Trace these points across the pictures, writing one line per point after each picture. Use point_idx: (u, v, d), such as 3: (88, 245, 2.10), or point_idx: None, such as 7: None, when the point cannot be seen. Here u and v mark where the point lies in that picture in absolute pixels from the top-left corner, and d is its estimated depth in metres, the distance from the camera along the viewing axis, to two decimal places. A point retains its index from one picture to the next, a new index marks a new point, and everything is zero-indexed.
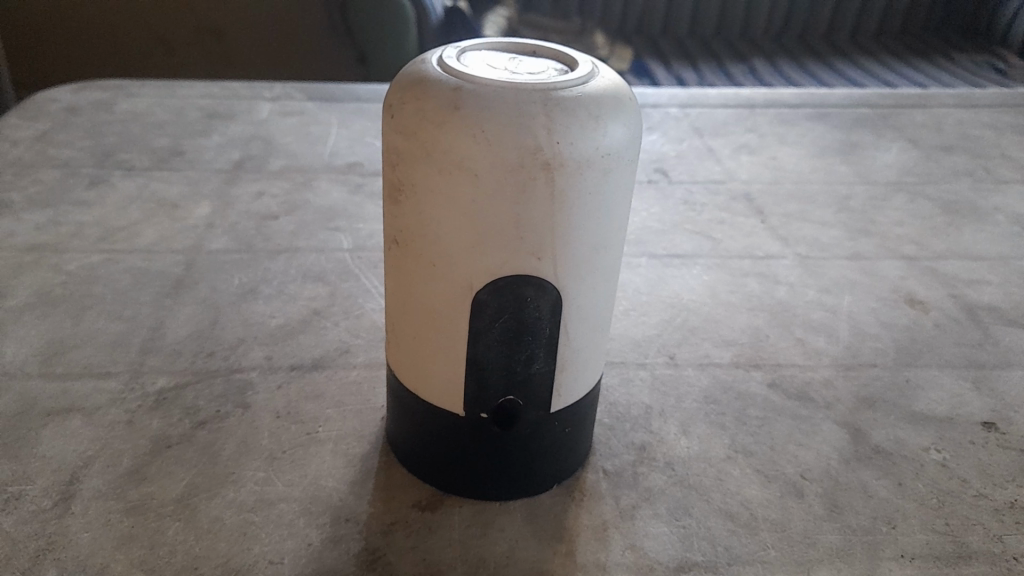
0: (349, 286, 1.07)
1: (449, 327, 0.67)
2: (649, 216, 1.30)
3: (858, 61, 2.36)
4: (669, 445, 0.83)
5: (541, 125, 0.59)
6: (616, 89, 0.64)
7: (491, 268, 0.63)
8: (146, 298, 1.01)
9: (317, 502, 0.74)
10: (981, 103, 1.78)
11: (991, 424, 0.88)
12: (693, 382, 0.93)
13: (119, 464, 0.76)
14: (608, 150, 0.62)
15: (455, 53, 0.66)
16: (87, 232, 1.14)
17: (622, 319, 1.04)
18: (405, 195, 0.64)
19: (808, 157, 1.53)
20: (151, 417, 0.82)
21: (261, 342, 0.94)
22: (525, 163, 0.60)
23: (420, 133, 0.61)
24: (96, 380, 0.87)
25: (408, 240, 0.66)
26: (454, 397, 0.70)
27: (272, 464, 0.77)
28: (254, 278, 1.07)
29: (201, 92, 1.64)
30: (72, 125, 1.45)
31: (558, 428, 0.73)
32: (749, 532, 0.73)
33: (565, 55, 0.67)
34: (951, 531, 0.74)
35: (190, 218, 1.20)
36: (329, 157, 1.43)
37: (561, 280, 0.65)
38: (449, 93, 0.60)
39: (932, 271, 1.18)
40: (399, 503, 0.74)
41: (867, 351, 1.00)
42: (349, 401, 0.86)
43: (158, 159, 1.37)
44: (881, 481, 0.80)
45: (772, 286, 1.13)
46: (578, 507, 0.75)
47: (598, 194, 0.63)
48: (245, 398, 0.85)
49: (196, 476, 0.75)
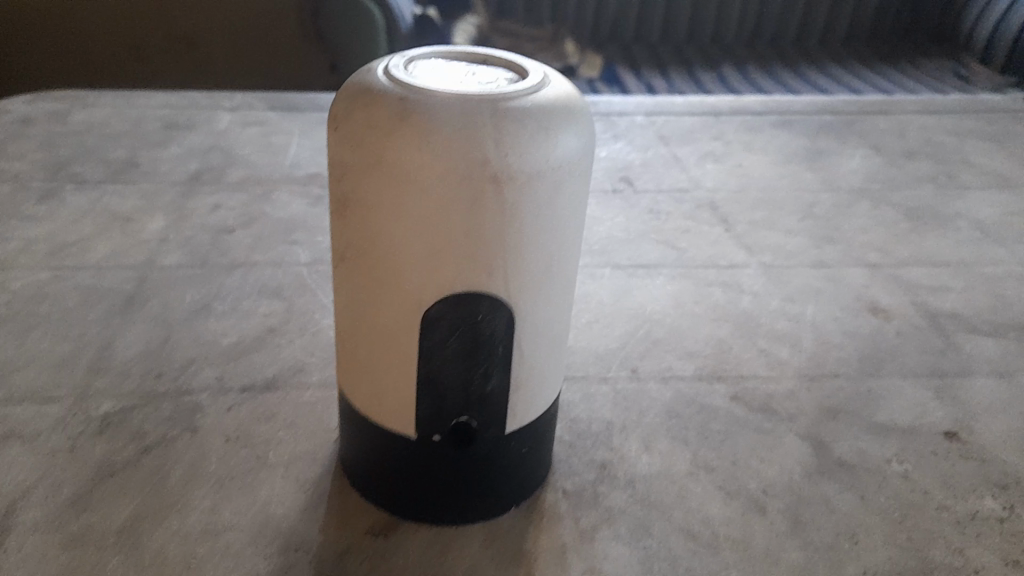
0: (305, 301, 1.04)
1: (400, 346, 0.65)
2: (614, 226, 1.29)
3: (827, 67, 2.37)
4: (630, 462, 0.82)
5: (490, 137, 0.57)
6: (568, 100, 0.62)
7: (442, 284, 0.62)
8: (96, 316, 0.98)
9: (267, 530, 0.71)
10: (943, 109, 1.79)
11: (954, 433, 0.88)
12: (655, 396, 0.91)
13: (59, 493, 0.73)
14: (560, 162, 0.60)
15: (402, 63, 0.64)
16: (36, 248, 1.11)
17: (585, 331, 1.02)
18: (351, 211, 0.62)
19: (775, 164, 1.53)
20: (95, 443, 0.79)
21: (213, 361, 0.92)
22: (474, 177, 0.58)
23: (364, 147, 0.59)
24: (40, 404, 0.84)
25: (357, 256, 0.63)
26: (407, 417, 0.68)
27: (220, 491, 0.75)
28: (209, 294, 1.04)
29: (160, 101, 1.61)
30: (24, 137, 1.41)
31: (514, 447, 0.71)
32: (710, 551, 0.72)
33: (516, 64, 0.65)
34: (914, 546, 0.74)
35: (144, 232, 1.17)
36: (291, 168, 1.40)
37: (513, 297, 0.63)
38: (395, 104, 0.59)
39: (896, 279, 1.18)
40: (351, 527, 0.72)
41: (831, 360, 1.00)
42: (303, 422, 0.84)
43: (114, 171, 1.34)
44: (844, 495, 0.79)
45: (737, 295, 1.12)
46: (536, 529, 0.73)
47: (551, 206, 0.61)
48: (194, 421, 0.83)
49: (140, 504, 0.73)
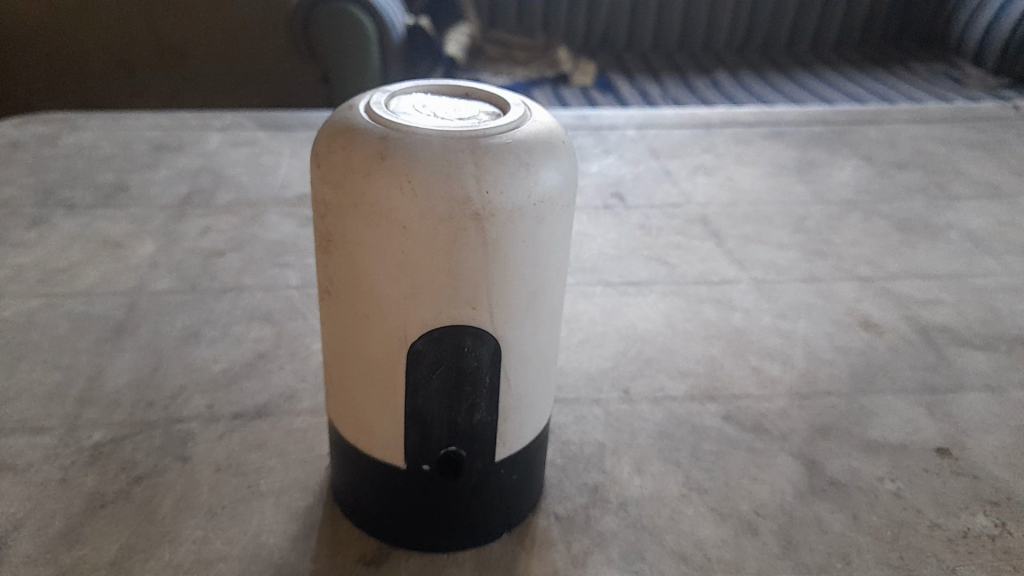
0: (296, 325, 1.04)
1: (386, 380, 0.65)
2: (606, 243, 1.29)
3: (820, 73, 2.37)
4: (622, 485, 0.82)
5: (471, 174, 0.58)
6: (549, 133, 0.62)
7: (427, 318, 0.62)
8: (86, 344, 0.98)
9: (258, 561, 0.71)
10: (933, 118, 1.80)
11: (945, 450, 0.88)
12: (647, 417, 0.92)
13: (50, 526, 0.73)
14: (542, 196, 0.60)
15: (384, 98, 0.65)
16: (26, 275, 1.11)
17: (576, 351, 1.02)
18: (335, 247, 0.62)
19: (765, 177, 1.54)
20: (86, 474, 0.79)
21: (204, 388, 0.92)
22: (456, 214, 0.58)
23: (346, 185, 0.59)
24: (30, 435, 0.83)
25: (341, 291, 0.64)
26: (396, 449, 0.68)
27: (211, 521, 0.75)
28: (200, 320, 1.04)
29: (151, 123, 1.61)
30: (15, 162, 1.41)
31: (504, 476, 0.71)
32: (702, 575, 0.72)
33: (498, 97, 0.66)
34: (906, 565, 0.74)
35: (134, 257, 1.17)
36: (282, 189, 1.41)
37: (499, 329, 0.64)
38: (377, 142, 0.59)
39: (887, 292, 1.18)
40: (342, 557, 0.72)
41: (823, 377, 1.00)
42: (294, 450, 0.84)
43: (105, 195, 1.34)
44: (836, 515, 0.79)
45: (728, 312, 1.12)
46: (528, 555, 0.73)
47: (535, 239, 0.62)
48: (185, 450, 0.83)
49: (131, 536, 0.72)
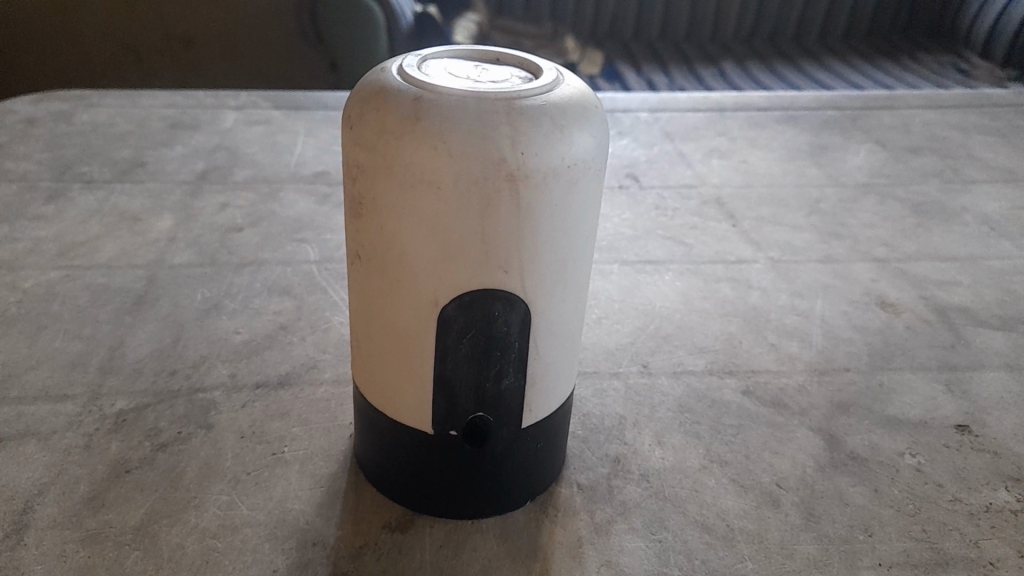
0: (316, 299, 1.04)
1: (416, 346, 0.65)
2: (621, 222, 1.29)
3: (828, 63, 2.37)
4: (644, 457, 0.82)
5: (506, 136, 0.58)
6: (582, 97, 0.62)
7: (459, 283, 0.62)
8: (106, 315, 0.98)
9: (283, 526, 0.71)
10: (947, 104, 1.80)
11: (966, 427, 0.88)
12: (667, 391, 0.92)
13: (76, 490, 0.73)
14: (576, 159, 0.60)
15: (416, 62, 0.65)
16: (44, 248, 1.11)
17: (595, 327, 1.03)
18: (367, 210, 0.62)
19: (780, 159, 1.54)
20: (110, 441, 0.79)
21: (225, 359, 0.92)
22: (490, 176, 0.58)
23: (379, 147, 0.59)
24: (53, 403, 0.84)
25: (372, 254, 0.64)
26: (423, 415, 0.68)
27: (237, 487, 0.75)
28: (219, 293, 1.04)
29: (165, 102, 1.61)
30: (30, 138, 1.41)
31: (530, 443, 0.71)
32: (724, 544, 0.72)
33: (529, 63, 0.66)
34: (929, 538, 0.74)
35: (152, 231, 1.17)
36: (297, 167, 1.41)
37: (529, 294, 0.64)
38: (411, 104, 0.59)
39: (904, 273, 1.18)
40: (367, 524, 0.72)
41: (841, 355, 1.00)
42: (317, 419, 0.84)
43: (121, 171, 1.34)
44: (857, 488, 0.79)
45: (745, 291, 1.12)
46: (552, 523, 0.74)
47: (567, 203, 0.62)
48: (208, 418, 0.83)
49: (157, 501, 0.73)
